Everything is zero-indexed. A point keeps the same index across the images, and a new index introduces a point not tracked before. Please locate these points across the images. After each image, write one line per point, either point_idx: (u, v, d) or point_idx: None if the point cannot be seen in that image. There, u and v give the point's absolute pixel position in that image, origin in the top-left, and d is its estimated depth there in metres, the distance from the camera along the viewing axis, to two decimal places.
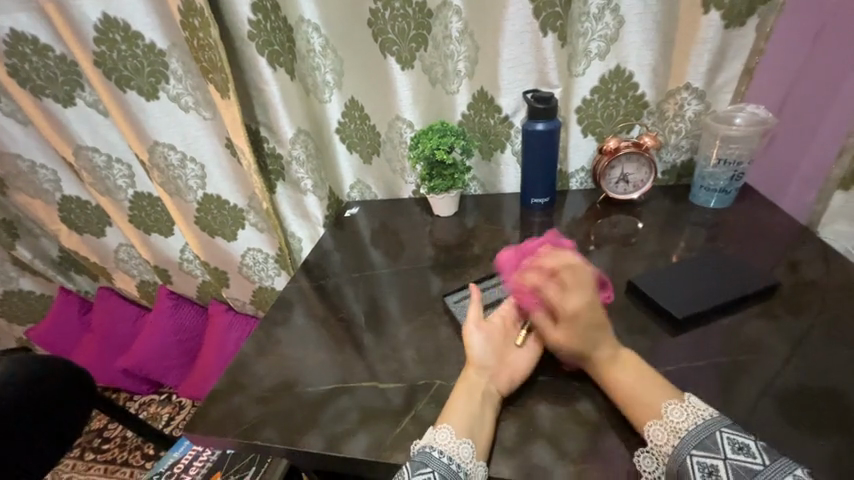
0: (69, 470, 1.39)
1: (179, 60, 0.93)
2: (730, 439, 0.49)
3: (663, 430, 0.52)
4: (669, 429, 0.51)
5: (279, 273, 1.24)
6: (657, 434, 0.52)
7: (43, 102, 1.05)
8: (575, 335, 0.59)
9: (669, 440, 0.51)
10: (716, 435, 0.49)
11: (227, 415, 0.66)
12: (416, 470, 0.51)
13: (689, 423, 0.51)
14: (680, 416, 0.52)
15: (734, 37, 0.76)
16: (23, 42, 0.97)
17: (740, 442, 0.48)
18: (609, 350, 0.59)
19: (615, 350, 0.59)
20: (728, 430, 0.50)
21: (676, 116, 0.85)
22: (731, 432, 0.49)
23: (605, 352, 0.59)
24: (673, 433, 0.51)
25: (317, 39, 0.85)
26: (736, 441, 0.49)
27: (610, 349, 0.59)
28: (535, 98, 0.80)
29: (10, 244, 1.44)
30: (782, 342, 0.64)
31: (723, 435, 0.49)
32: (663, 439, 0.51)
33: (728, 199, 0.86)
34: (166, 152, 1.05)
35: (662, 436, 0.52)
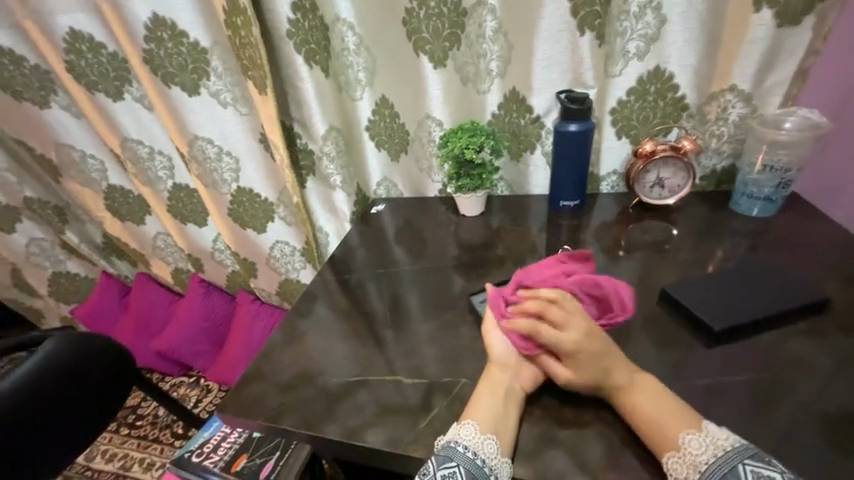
0: (105, 443, 1.48)
1: (221, 58, 0.97)
2: (754, 473, 0.47)
3: (682, 463, 0.50)
4: (687, 463, 0.50)
5: (305, 266, 1.28)
6: (675, 468, 0.50)
7: (95, 96, 1.12)
8: (582, 365, 0.57)
9: (689, 475, 0.49)
10: (738, 469, 0.48)
11: (253, 401, 0.68)
12: (441, 463, 0.52)
13: (709, 456, 0.49)
14: (699, 447, 0.50)
15: (787, 36, 0.72)
16: (80, 40, 1.03)
17: (766, 476, 0.47)
18: (623, 375, 0.56)
19: (629, 373, 0.57)
20: (752, 462, 0.48)
21: (719, 119, 0.81)
22: (756, 465, 0.48)
23: (621, 377, 0.56)
24: (691, 467, 0.49)
25: (351, 38, 0.87)
26: (761, 474, 0.47)
27: (625, 373, 0.57)
28: (568, 99, 0.78)
29: (60, 228, 1.54)
30: (828, 362, 0.60)
31: (746, 468, 0.48)
32: (683, 473, 0.50)
33: (772, 207, 0.82)
34: (204, 145, 1.10)
35: (680, 469, 0.50)
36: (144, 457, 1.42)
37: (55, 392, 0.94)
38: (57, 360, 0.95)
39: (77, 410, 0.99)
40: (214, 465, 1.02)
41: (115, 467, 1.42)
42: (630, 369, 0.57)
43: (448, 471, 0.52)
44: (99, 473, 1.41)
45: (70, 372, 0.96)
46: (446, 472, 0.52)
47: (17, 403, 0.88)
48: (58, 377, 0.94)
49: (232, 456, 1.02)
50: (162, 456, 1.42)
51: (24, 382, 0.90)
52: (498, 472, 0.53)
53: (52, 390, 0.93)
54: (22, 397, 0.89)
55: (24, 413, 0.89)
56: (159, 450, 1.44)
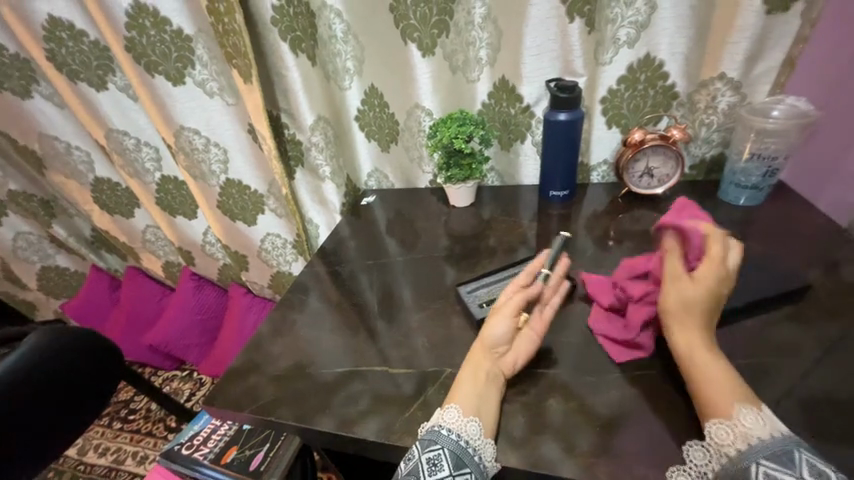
0: (98, 437, 1.48)
1: (205, 46, 0.94)
2: (809, 462, 0.44)
3: (729, 431, 0.48)
4: (736, 432, 0.48)
5: (296, 259, 1.27)
6: (719, 433, 0.48)
7: (77, 86, 1.09)
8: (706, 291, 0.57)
9: (734, 442, 0.47)
10: (794, 453, 0.45)
11: (243, 392, 0.68)
12: (426, 447, 0.53)
13: (763, 434, 0.47)
14: (754, 423, 0.47)
15: (776, 24, 0.71)
16: (60, 27, 1.00)
17: (820, 467, 0.43)
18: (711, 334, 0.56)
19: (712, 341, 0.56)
20: (810, 453, 0.45)
21: (708, 108, 0.81)
22: (812, 456, 0.45)
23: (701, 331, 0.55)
24: (740, 437, 0.47)
25: (339, 25, 0.85)
26: (815, 465, 0.44)
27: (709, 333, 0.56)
28: (558, 87, 0.78)
29: (47, 222, 1.52)
30: (813, 347, 0.61)
31: (802, 456, 0.44)
32: (726, 441, 0.48)
33: (760, 196, 0.82)
34: (191, 136, 1.08)
35: (725, 437, 0.48)
36: (137, 451, 1.43)
37: (53, 378, 0.94)
38: (44, 351, 0.93)
39: (69, 400, 0.98)
40: (204, 457, 1.02)
41: (108, 461, 1.42)
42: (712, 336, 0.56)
43: (433, 454, 0.52)
44: (92, 466, 1.41)
45: (58, 362, 0.95)
46: (431, 455, 0.52)
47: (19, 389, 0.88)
48: (47, 367, 0.93)
49: (222, 448, 1.03)
50: (155, 449, 1.42)
51: (20, 369, 0.89)
52: (481, 452, 0.53)
53: (40, 382, 0.92)
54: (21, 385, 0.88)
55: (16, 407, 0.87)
56: (153, 443, 1.44)
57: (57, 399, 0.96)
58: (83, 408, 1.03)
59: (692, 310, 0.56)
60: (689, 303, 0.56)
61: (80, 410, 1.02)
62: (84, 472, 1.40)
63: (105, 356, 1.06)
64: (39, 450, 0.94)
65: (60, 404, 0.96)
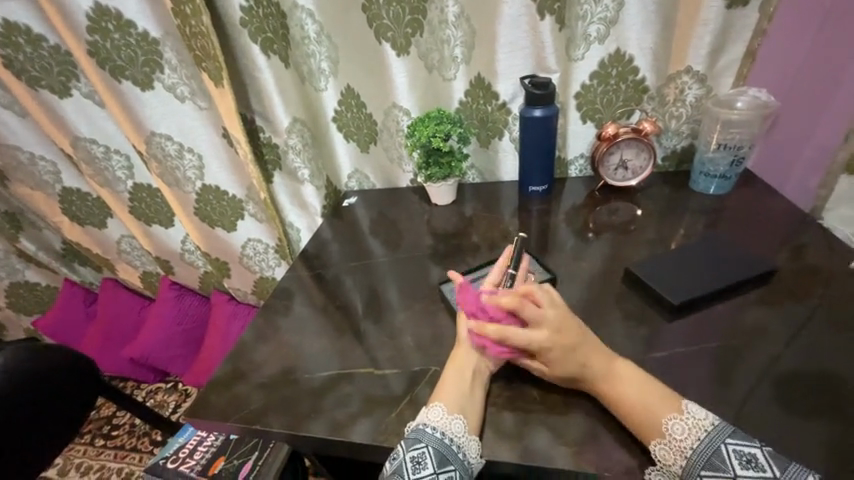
0: (80, 455, 1.43)
1: (173, 49, 0.92)
2: (737, 452, 0.49)
3: (669, 449, 0.51)
4: (674, 449, 0.51)
5: (279, 263, 1.25)
6: (663, 454, 0.51)
7: (39, 94, 1.04)
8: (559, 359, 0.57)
9: (676, 460, 0.50)
10: (722, 450, 0.49)
11: (228, 402, 0.67)
12: (410, 446, 0.53)
13: (694, 440, 0.50)
14: (683, 432, 0.51)
15: (736, 18, 0.74)
16: (16, 32, 0.96)
17: (747, 454, 0.49)
18: (604, 365, 0.57)
19: (612, 367, 0.56)
20: (734, 441, 0.50)
21: (677, 101, 0.83)
22: (737, 443, 0.49)
23: (601, 371, 0.56)
24: (679, 453, 0.50)
25: (311, 25, 0.84)
26: (743, 453, 0.49)
27: (606, 363, 0.57)
28: (533, 84, 0.79)
29: (13, 236, 1.45)
30: (782, 328, 0.64)
31: (729, 449, 0.49)
32: (670, 459, 0.51)
33: (728, 184, 0.85)
34: (163, 143, 1.05)
35: (668, 456, 0.51)
36: (123, 467, 1.39)
37: (30, 394, 0.91)
38: (15, 372, 0.88)
39: (41, 423, 0.94)
40: (191, 469, 1.00)
41: None
42: (606, 358, 0.57)
43: (418, 453, 0.53)
44: None
45: (30, 384, 0.91)
46: (415, 453, 0.53)
47: None
48: (17, 391, 0.88)
49: (209, 459, 1.01)
50: (141, 465, 1.38)
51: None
52: (465, 449, 0.54)
53: (6, 406, 0.86)
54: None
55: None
56: (138, 459, 1.40)
57: (28, 423, 0.91)
58: (59, 431, 0.99)
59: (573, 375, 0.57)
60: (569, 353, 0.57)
61: (53, 434, 0.98)
62: None
63: (80, 376, 1.02)
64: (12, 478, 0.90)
65: (31, 429, 0.92)
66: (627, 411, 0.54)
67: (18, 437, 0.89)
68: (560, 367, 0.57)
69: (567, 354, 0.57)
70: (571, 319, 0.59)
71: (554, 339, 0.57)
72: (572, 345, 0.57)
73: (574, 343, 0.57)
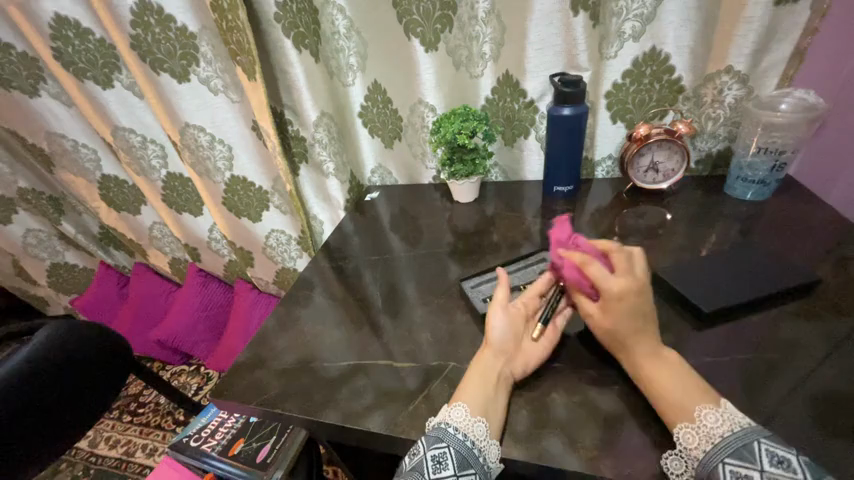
0: (109, 429, 1.51)
1: (209, 44, 0.95)
2: (769, 451, 0.46)
3: (695, 434, 0.49)
4: (701, 434, 0.49)
5: (301, 255, 1.28)
6: (687, 437, 0.50)
7: (85, 85, 1.10)
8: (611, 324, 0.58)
9: (700, 444, 0.49)
10: (753, 445, 0.47)
11: (249, 386, 0.69)
12: (432, 444, 0.54)
13: (724, 430, 0.49)
14: (715, 421, 0.49)
15: (785, 15, 0.70)
16: (65, 26, 1.01)
17: (779, 455, 0.46)
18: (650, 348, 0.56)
19: (656, 351, 0.56)
20: (768, 441, 0.47)
21: (714, 102, 0.80)
22: (771, 444, 0.47)
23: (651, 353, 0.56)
24: (705, 439, 0.49)
25: (341, 21, 0.85)
26: (775, 454, 0.46)
27: (651, 347, 0.56)
28: (562, 82, 0.77)
29: (56, 220, 1.54)
30: (819, 343, 0.61)
31: (762, 446, 0.46)
32: (693, 443, 0.49)
33: (767, 191, 0.81)
34: (196, 134, 1.09)
35: (691, 440, 0.49)
36: (147, 443, 1.45)
37: (65, 368, 0.96)
38: (50, 352, 0.94)
39: (73, 402, 0.99)
40: (212, 449, 1.03)
41: (119, 453, 1.44)
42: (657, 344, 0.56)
43: (439, 452, 0.53)
44: (103, 459, 1.43)
45: (63, 364, 0.96)
46: (436, 453, 0.53)
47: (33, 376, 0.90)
48: (55, 364, 0.94)
49: (229, 440, 1.04)
50: (164, 442, 1.45)
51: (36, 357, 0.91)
52: (486, 453, 0.54)
53: (44, 378, 0.92)
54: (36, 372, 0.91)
55: (17, 410, 0.88)
56: (162, 436, 1.46)
57: (64, 400, 0.97)
58: (90, 408, 1.05)
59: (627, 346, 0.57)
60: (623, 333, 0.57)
61: (84, 412, 1.03)
62: (96, 464, 1.43)
63: (111, 358, 1.07)
64: (41, 453, 0.96)
65: (63, 408, 0.97)
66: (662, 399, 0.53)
67: (53, 408, 0.95)
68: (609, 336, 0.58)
69: (633, 316, 0.56)
70: (646, 299, 0.57)
71: (627, 296, 0.57)
72: (640, 312, 0.57)
73: (643, 309, 0.57)
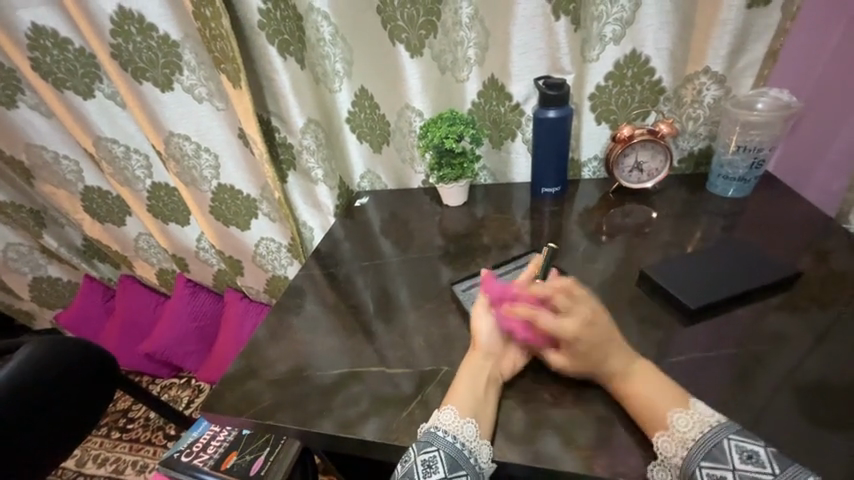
0: (96, 447, 1.47)
1: (193, 52, 0.94)
2: (739, 447, 0.48)
3: (671, 441, 0.51)
4: (676, 440, 0.51)
5: (291, 262, 1.26)
6: (665, 446, 0.51)
7: (64, 95, 1.08)
8: (574, 355, 0.57)
9: (677, 451, 0.50)
10: (725, 444, 0.49)
11: (241, 398, 0.68)
12: (422, 449, 0.54)
13: (696, 432, 0.50)
14: (686, 425, 0.51)
15: (757, 18, 0.73)
16: (44, 36, 0.99)
17: (749, 450, 0.48)
18: (617, 362, 0.56)
19: (627, 364, 0.56)
20: (737, 437, 0.49)
21: (694, 102, 0.82)
22: (740, 439, 0.49)
23: (619, 367, 0.56)
24: (680, 445, 0.50)
25: (327, 28, 0.85)
26: (745, 449, 0.48)
27: (620, 361, 0.56)
28: (546, 85, 0.78)
29: (38, 233, 1.50)
30: (803, 335, 0.62)
31: (732, 444, 0.49)
32: (671, 451, 0.51)
33: (748, 187, 0.83)
34: (181, 142, 1.07)
35: (669, 448, 0.51)
36: (137, 460, 1.42)
37: (49, 387, 0.93)
38: (33, 370, 0.91)
39: (49, 428, 0.95)
40: (204, 463, 1.01)
41: (107, 471, 1.41)
42: (625, 356, 0.57)
43: (429, 456, 0.53)
44: (91, 477, 1.40)
45: (43, 385, 0.92)
46: (426, 457, 0.53)
47: (16, 395, 0.87)
48: (37, 382, 0.91)
49: (222, 454, 1.02)
50: (155, 458, 1.42)
51: (19, 376, 0.89)
52: (477, 453, 0.54)
53: (25, 397, 0.89)
54: (16, 392, 0.87)
55: None
56: (152, 452, 1.43)
57: (47, 419, 0.94)
58: (70, 431, 1.00)
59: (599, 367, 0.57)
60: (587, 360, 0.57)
61: (63, 436, 0.99)
62: None
63: (93, 381, 1.03)
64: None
65: (39, 433, 0.93)
66: (635, 404, 0.54)
67: (36, 429, 0.92)
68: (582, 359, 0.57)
69: (591, 347, 0.56)
70: (602, 318, 0.58)
71: (580, 334, 0.56)
72: (601, 339, 0.56)
73: (602, 334, 0.57)
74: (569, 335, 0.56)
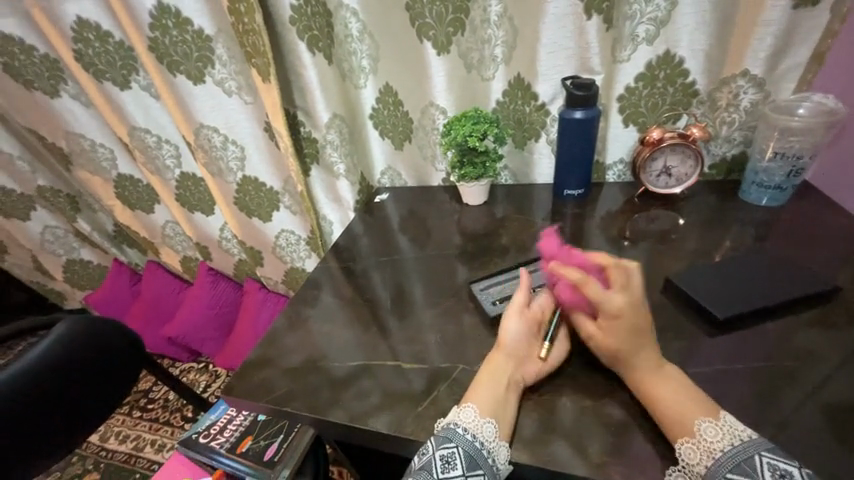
0: (118, 424, 1.53)
1: (225, 46, 0.97)
2: (770, 465, 0.47)
3: (696, 449, 0.50)
4: (702, 449, 0.49)
5: (310, 255, 1.29)
6: (689, 453, 0.50)
7: (103, 86, 1.13)
8: (612, 338, 0.57)
9: (701, 460, 0.49)
10: (755, 459, 0.47)
11: (258, 384, 0.70)
12: (440, 444, 0.54)
13: (724, 443, 0.49)
14: (715, 435, 0.50)
15: (803, 19, 0.70)
16: (87, 29, 1.04)
17: (782, 469, 0.46)
18: (649, 360, 0.55)
19: (655, 365, 0.55)
20: (770, 454, 0.48)
21: (729, 106, 0.79)
22: (772, 456, 0.47)
23: (647, 363, 0.55)
24: (706, 453, 0.49)
25: (355, 24, 0.86)
26: (777, 467, 0.47)
27: (651, 360, 0.55)
28: (573, 85, 0.77)
29: (72, 217, 1.57)
30: (837, 353, 0.59)
31: (763, 460, 0.47)
32: (695, 459, 0.49)
33: (783, 196, 0.80)
34: (210, 134, 1.10)
35: (693, 456, 0.50)
36: (156, 439, 1.47)
37: (77, 365, 0.97)
38: (64, 348, 0.95)
39: (73, 407, 0.99)
40: (220, 446, 1.04)
41: (128, 448, 1.46)
42: (656, 356, 0.56)
43: (447, 451, 0.53)
44: (113, 453, 1.46)
45: (73, 362, 0.96)
46: (445, 452, 0.53)
47: (48, 371, 0.91)
48: (67, 360, 0.95)
49: (237, 437, 1.05)
50: (172, 438, 1.47)
51: (51, 354, 0.92)
52: (495, 455, 0.54)
53: (56, 373, 0.93)
54: (48, 369, 0.91)
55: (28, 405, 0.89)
56: (170, 432, 1.48)
57: (75, 395, 0.98)
58: (98, 407, 1.05)
59: (631, 360, 0.56)
60: (622, 349, 0.56)
61: (90, 412, 1.03)
62: (105, 457, 1.45)
63: (119, 362, 1.07)
64: (42, 452, 0.95)
65: (67, 408, 0.97)
66: (659, 409, 0.53)
67: (65, 403, 0.96)
68: (618, 340, 0.57)
69: (628, 333, 0.56)
70: (643, 310, 0.57)
71: (626, 311, 0.56)
72: (639, 328, 0.56)
73: (640, 323, 0.56)
74: (617, 306, 0.56)
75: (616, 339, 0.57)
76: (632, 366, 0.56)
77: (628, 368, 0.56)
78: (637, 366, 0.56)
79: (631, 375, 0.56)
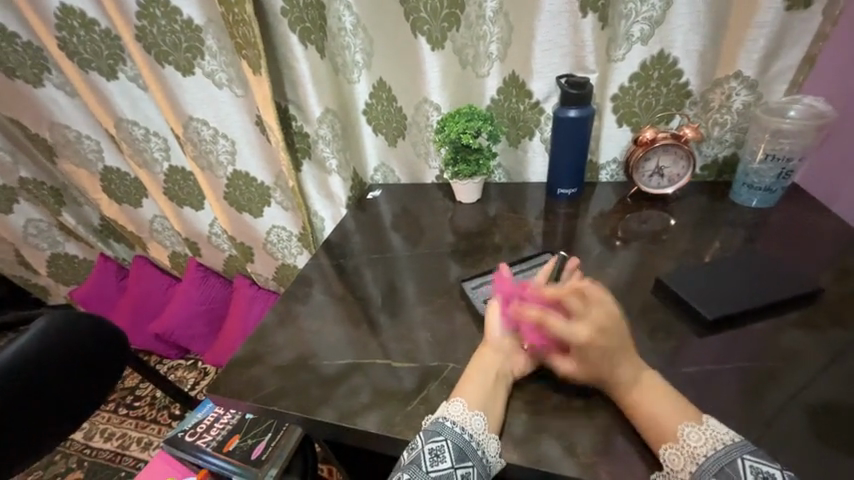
0: (104, 422, 1.50)
1: (215, 37, 0.94)
2: (753, 468, 0.47)
3: (680, 454, 0.50)
4: (686, 454, 0.49)
5: (301, 252, 1.27)
6: (673, 459, 0.50)
7: (88, 75, 1.10)
8: (586, 362, 0.56)
9: (686, 466, 0.49)
10: (738, 463, 0.48)
11: (246, 382, 0.68)
12: (429, 438, 0.53)
13: (708, 448, 0.49)
14: (698, 440, 0.50)
15: (796, 21, 0.70)
16: (72, 16, 1.01)
17: (764, 471, 0.47)
18: (626, 373, 0.55)
19: (635, 376, 0.55)
20: (752, 457, 0.48)
21: (721, 107, 0.80)
22: (755, 460, 0.48)
23: (628, 376, 0.55)
24: (690, 459, 0.49)
25: (349, 17, 0.84)
26: (759, 470, 0.47)
27: (629, 371, 0.55)
28: (568, 83, 0.77)
29: (57, 210, 1.54)
30: (822, 354, 0.60)
31: (746, 463, 0.47)
32: (679, 465, 0.50)
33: (772, 198, 0.81)
34: (199, 127, 1.08)
35: (678, 461, 0.50)
36: (142, 437, 1.45)
37: (58, 360, 0.95)
38: (44, 343, 0.92)
39: (55, 403, 0.97)
40: (207, 444, 1.03)
41: (113, 446, 1.44)
42: (634, 367, 0.55)
43: (436, 445, 0.52)
44: (98, 451, 1.43)
45: (54, 358, 0.94)
46: (434, 446, 0.53)
47: (27, 366, 0.89)
48: (48, 355, 0.93)
49: (224, 435, 1.03)
50: (159, 436, 1.45)
51: (30, 349, 0.90)
52: (485, 446, 0.53)
53: (37, 369, 0.91)
54: (27, 364, 0.89)
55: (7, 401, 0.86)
56: (157, 430, 1.46)
57: (57, 390, 0.96)
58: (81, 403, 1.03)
59: (609, 378, 0.55)
60: (598, 369, 0.55)
61: (72, 408, 1.01)
62: (90, 456, 1.42)
63: (102, 357, 1.05)
64: (23, 449, 0.93)
65: (49, 404, 0.95)
66: (641, 419, 0.53)
67: (47, 399, 0.94)
68: (592, 365, 0.55)
69: (602, 356, 0.55)
70: (615, 325, 0.56)
71: (595, 338, 0.55)
72: (612, 347, 0.55)
73: (615, 342, 0.55)
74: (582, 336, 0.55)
75: (590, 363, 0.55)
76: (611, 385, 0.55)
77: (607, 383, 0.56)
78: (616, 381, 0.55)
79: (611, 389, 0.56)
